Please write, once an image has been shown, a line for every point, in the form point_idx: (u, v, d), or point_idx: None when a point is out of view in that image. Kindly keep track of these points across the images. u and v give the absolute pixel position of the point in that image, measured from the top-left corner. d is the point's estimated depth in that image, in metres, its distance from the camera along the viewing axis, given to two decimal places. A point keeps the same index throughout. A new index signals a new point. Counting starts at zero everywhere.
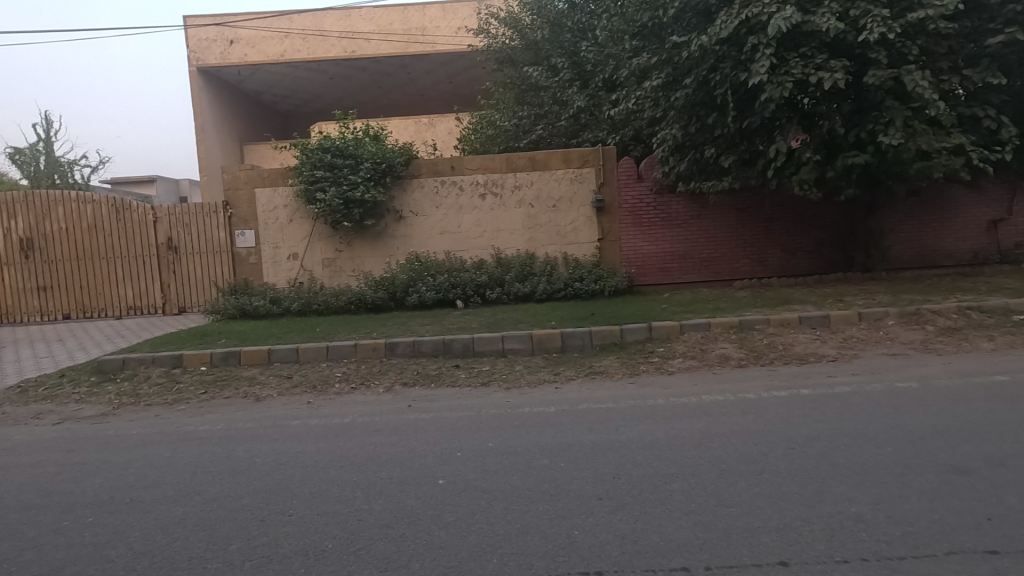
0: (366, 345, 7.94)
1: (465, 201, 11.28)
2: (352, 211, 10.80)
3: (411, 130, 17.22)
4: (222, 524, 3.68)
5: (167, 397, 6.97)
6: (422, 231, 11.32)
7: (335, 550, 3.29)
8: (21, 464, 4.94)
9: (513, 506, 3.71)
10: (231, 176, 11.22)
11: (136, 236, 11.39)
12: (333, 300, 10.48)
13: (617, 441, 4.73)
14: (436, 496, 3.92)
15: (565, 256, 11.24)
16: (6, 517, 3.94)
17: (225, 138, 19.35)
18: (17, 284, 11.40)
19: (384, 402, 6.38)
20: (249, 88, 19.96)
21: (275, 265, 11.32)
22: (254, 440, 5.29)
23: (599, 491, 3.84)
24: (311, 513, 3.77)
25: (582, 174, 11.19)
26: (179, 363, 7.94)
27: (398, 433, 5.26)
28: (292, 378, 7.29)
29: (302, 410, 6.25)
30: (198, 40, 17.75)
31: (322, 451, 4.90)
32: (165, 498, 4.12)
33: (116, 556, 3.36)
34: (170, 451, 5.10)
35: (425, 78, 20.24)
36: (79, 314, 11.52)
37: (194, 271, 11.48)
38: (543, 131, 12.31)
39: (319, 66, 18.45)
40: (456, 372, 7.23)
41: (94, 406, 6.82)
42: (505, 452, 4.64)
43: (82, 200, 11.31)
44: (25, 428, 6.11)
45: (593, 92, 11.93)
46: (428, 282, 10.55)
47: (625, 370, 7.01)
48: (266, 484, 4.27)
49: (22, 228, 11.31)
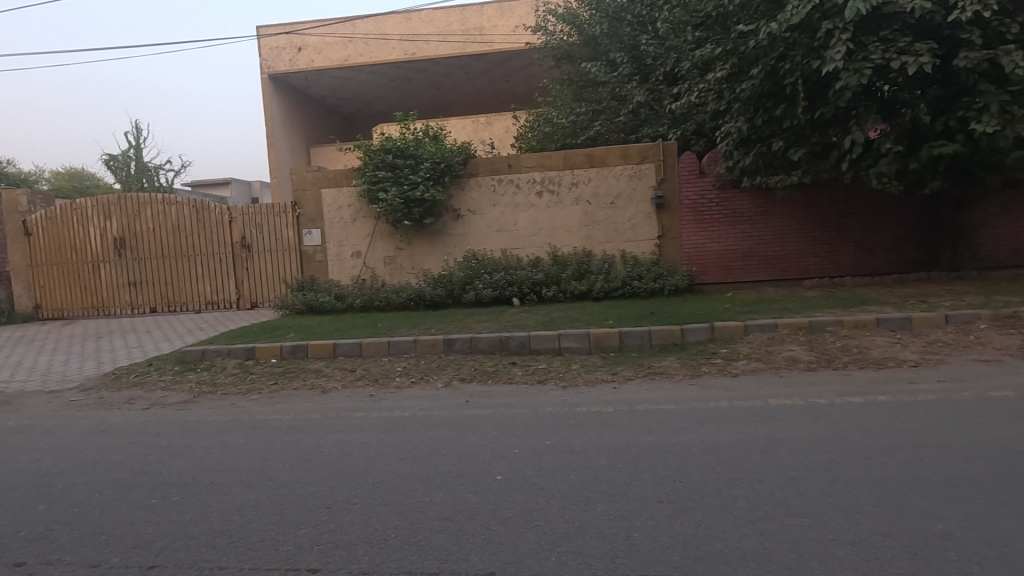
0: (425, 341, 8.14)
1: (522, 199, 11.31)
2: (412, 210, 11.08)
3: (468, 129, 17.47)
4: (292, 509, 3.87)
5: (241, 386, 7.41)
6: (480, 230, 11.45)
7: (397, 540, 3.39)
8: (114, 446, 5.37)
9: (571, 505, 3.68)
10: (299, 178, 11.76)
11: (214, 235, 12.13)
12: (393, 296, 10.79)
13: (678, 443, 4.61)
14: (494, 491, 3.96)
15: (623, 254, 11.06)
16: (103, 493, 4.31)
17: (294, 142, 20.30)
18: (111, 279, 12.41)
19: (442, 397, 6.49)
20: (316, 93, 20.84)
21: (339, 262, 11.77)
22: (321, 430, 5.53)
23: (658, 494, 3.76)
24: (374, 502, 3.90)
25: (641, 170, 10.97)
26: (252, 355, 8.41)
27: (457, 428, 5.34)
28: (355, 372, 7.57)
29: (364, 403, 6.46)
30: (269, 48, 18.71)
31: (385, 443, 5.04)
32: (240, 482, 4.38)
33: (198, 534, 3.59)
34: (245, 438, 5.42)
35: (482, 77, 20.43)
36: (164, 308, 12.42)
37: (265, 268, 12.10)
38: (601, 128, 12.12)
39: (381, 70, 19.02)
40: (513, 369, 7.26)
41: (178, 393, 7.34)
42: (562, 450, 4.63)
43: (167, 202, 12.17)
44: (119, 412, 6.66)
45: (653, 86, 11.67)
46: (485, 279, 10.67)
47: (685, 371, 6.82)
48: (333, 473, 4.45)
49: (115, 228, 12.28)
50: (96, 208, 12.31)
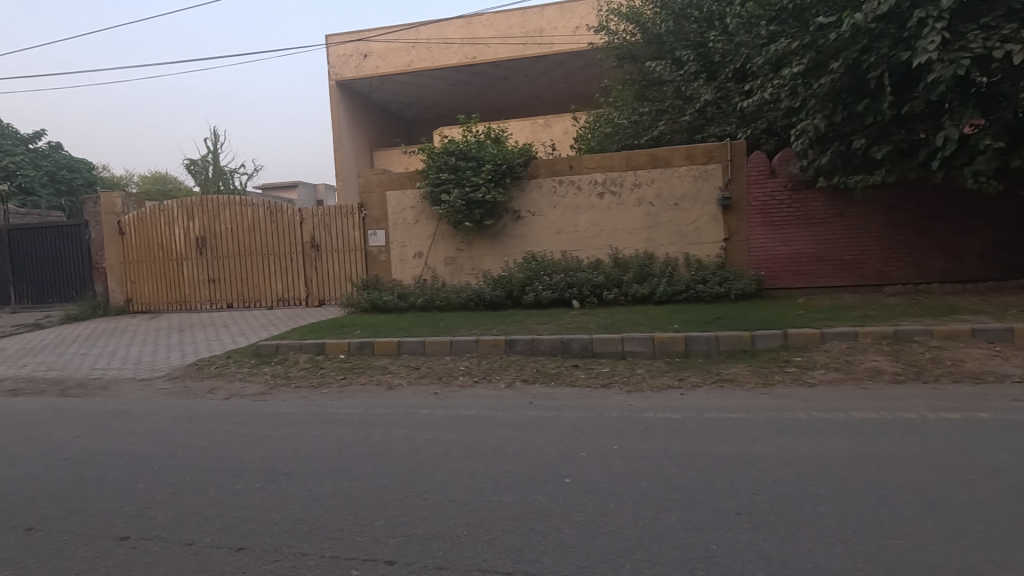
0: (487, 341, 8.21)
1: (583, 200, 11.23)
2: (473, 211, 11.21)
3: (528, 131, 17.52)
4: (366, 500, 3.99)
5: (313, 380, 7.72)
6: (540, 231, 11.45)
7: (469, 537, 3.42)
8: (201, 432, 5.73)
9: (643, 512, 3.60)
10: (365, 180, 12.15)
11: (286, 235, 12.72)
12: (454, 296, 10.95)
13: (753, 454, 4.42)
14: (564, 494, 3.93)
15: (687, 257, 10.77)
16: (193, 476, 4.59)
17: (358, 146, 21.01)
18: (193, 276, 13.24)
19: (506, 397, 6.52)
20: (379, 98, 21.49)
21: (402, 262, 12.07)
22: (389, 425, 5.68)
23: (736, 506, 3.62)
24: (445, 499, 3.95)
25: (707, 170, 10.65)
26: (321, 350, 8.77)
27: (521, 429, 5.34)
28: (419, 369, 7.73)
29: (429, 400, 6.58)
30: (337, 55, 19.44)
31: (452, 441, 5.11)
32: (316, 472, 4.56)
33: (281, 520, 3.77)
34: (319, 430, 5.64)
35: (542, 79, 20.45)
36: (239, 304, 13.14)
37: (333, 267, 12.58)
38: (665, 128, 11.84)
39: (443, 74, 19.39)
40: (575, 372, 7.22)
41: (255, 384, 7.75)
42: (630, 456, 4.53)
43: (243, 204, 12.87)
44: (204, 400, 7.11)
45: (721, 84, 11.29)
46: (545, 281, 10.63)
47: (757, 379, 6.53)
48: (402, 467, 4.55)
49: (197, 228, 13.09)
50: (180, 209, 13.17)
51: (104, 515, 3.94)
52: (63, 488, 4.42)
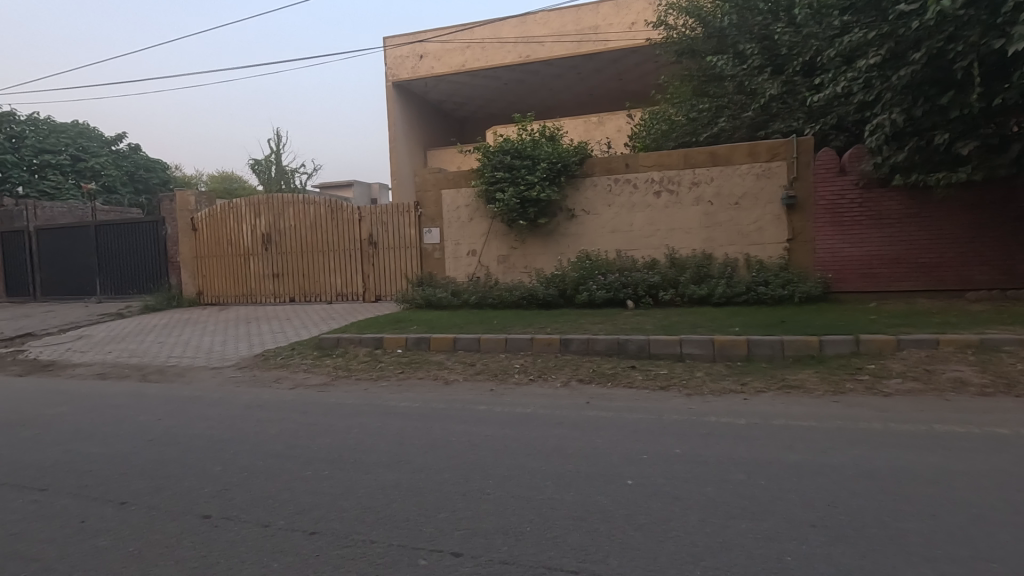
0: (541, 339, 8.22)
1: (639, 199, 11.06)
2: (527, 210, 11.23)
3: (581, 129, 17.41)
4: (429, 492, 4.08)
5: (372, 373, 7.95)
6: (594, 231, 11.35)
7: (532, 533, 3.43)
8: (270, 419, 6.02)
9: (710, 518, 3.52)
10: (422, 179, 12.39)
11: (346, 233, 13.14)
12: (507, 294, 10.99)
13: (826, 464, 4.24)
14: (626, 495, 3.89)
15: (747, 258, 10.43)
16: (265, 461, 4.82)
17: (413, 145, 21.43)
18: (259, 271, 13.88)
19: (562, 396, 6.50)
20: (434, 99, 21.86)
21: (456, 260, 12.23)
22: (448, 420, 5.77)
23: (810, 517, 3.47)
24: (506, 494, 3.99)
25: (770, 168, 10.28)
26: (380, 344, 9.01)
27: (579, 429, 5.32)
28: (475, 366, 7.83)
29: (485, 396, 6.66)
30: (394, 57, 19.88)
31: (510, 437, 5.15)
32: (380, 462, 4.68)
33: (350, 507, 3.90)
34: (380, 422, 5.80)
35: (595, 77, 20.25)
36: (301, 299, 13.68)
37: (389, 264, 12.90)
38: (725, 125, 11.45)
39: (496, 74, 19.51)
40: (632, 373, 7.12)
41: (318, 375, 8.07)
42: (694, 460, 4.43)
43: (306, 202, 13.37)
44: (271, 389, 7.45)
45: (788, 78, 10.83)
46: (599, 280, 10.51)
47: (826, 387, 6.24)
48: (463, 462, 4.62)
49: (263, 224, 13.70)
50: (248, 207, 13.82)
51: (187, 493, 4.19)
52: (150, 467, 4.74)
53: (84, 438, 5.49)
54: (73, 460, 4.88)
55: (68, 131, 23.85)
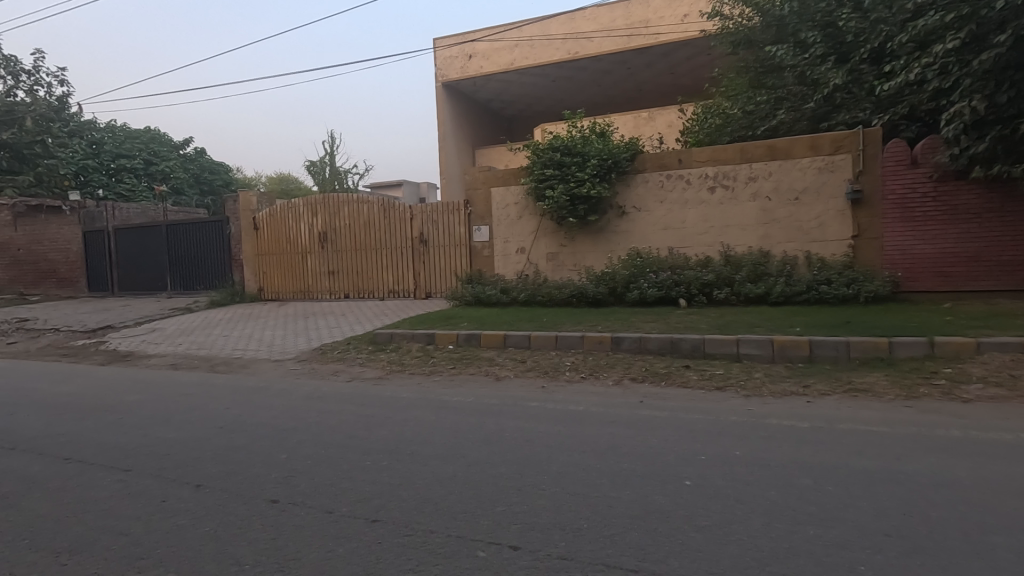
0: (592, 337, 8.16)
1: (692, 195, 10.80)
2: (577, 207, 11.15)
3: (631, 125, 17.15)
4: (485, 485, 4.12)
5: (425, 368, 8.11)
6: (646, 228, 11.17)
7: (590, 530, 3.42)
8: (330, 410, 6.24)
9: (775, 523, 3.40)
10: (472, 178, 12.51)
11: (398, 231, 13.44)
12: (556, 292, 10.95)
13: (900, 472, 4.02)
14: (684, 496, 3.81)
15: (807, 255, 10.01)
16: (327, 450, 5.00)
17: (462, 144, 21.67)
18: (316, 268, 14.38)
19: (614, 395, 6.43)
20: (482, 98, 22.04)
21: (505, 257, 12.29)
22: (500, 415, 5.82)
23: (884, 526, 3.31)
24: (562, 491, 3.98)
25: (834, 162, 9.83)
26: (432, 340, 9.18)
27: (633, 428, 5.25)
28: (525, 363, 7.86)
29: (536, 393, 6.67)
30: (443, 58, 20.14)
31: (563, 434, 5.15)
32: (436, 455, 4.78)
33: (408, 497, 3.99)
34: (435, 415, 5.91)
35: (646, 71, 19.89)
36: (355, 295, 14.09)
37: (439, 262, 13.12)
38: (785, 117, 11.06)
39: (545, 71, 19.46)
40: (686, 373, 6.98)
41: (373, 369, 8.30)
42: (755, 463, 4.29)
43: (360, 201, 13.75)
44: (330, 381, 7.73)
45: (854, 66, 10.23)
46: (651, 278, 10.31)
47: (897, 391, 5.91)
48: (516, 457, 4.65)
49: (319, 224, 14.19)
50: (305, 207, 14.34)
51: (255, 478, 4.40)
52: (221, 452, 5.00)
53: (161, 424, 5.85)
54: (151, 444, 5.21)
55: (141, 137, 25.43)
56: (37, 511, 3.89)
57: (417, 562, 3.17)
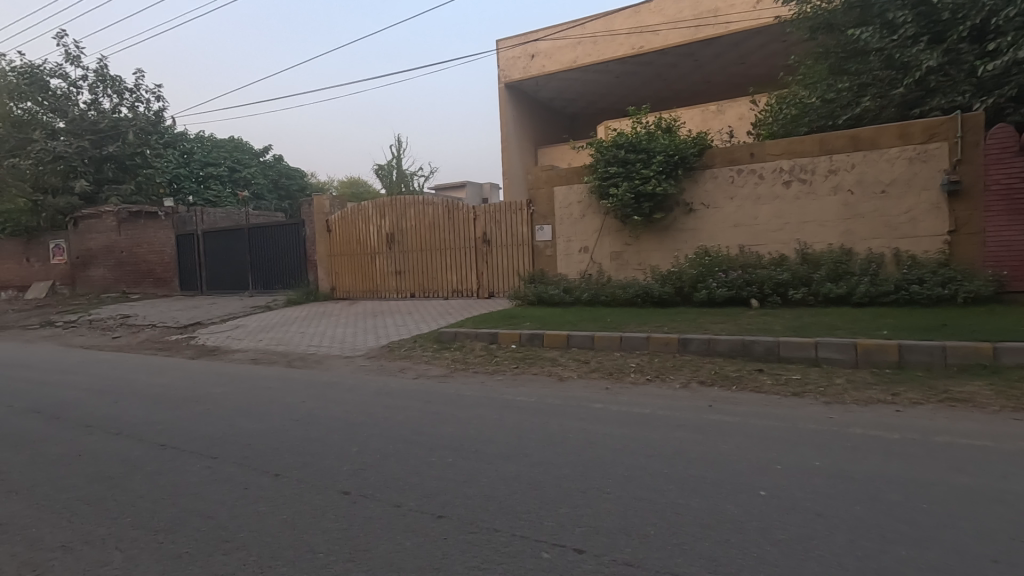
0: (658, 338, 7.95)
1: (765, 190, 10.29)
2: (642, 204, 10.89)
3: (699, 119, 16.57)
4: (548, 486, 4.10)
5: (488, 367, 8.19)
6: (715, 226, 10.76)
7: (657, 538, 3.32)
8: (397, 406, 6.43)
9: (861, 541, 3.17)
10: (535, 177, 12.51)
11: (462, 231, 13.66)
12: (620, 291, 10.73)
13: (1008, 492, 3.64)
14: (760, 507, 3.62)
15: (895, 253, 9.30)
16: (396, 445, 5.15)
17: (524, 144, 21.71)
18: (384, 268, 14.88)
19: (682, 398, 6.23)
20: (545, 97, 22.01)
21: (567, 257, 12.19)
22: (563, 416, 5.78)
23: (990, 551, 3.00)
24: (627, 495, 3.89)
25: (926, 151, 9.08)
26: (495, 339, 9.26)
27: (701, 433, 5.06)
28: (589, 363, 7.77)
29: (600, 394, 6.58)
30: (506, 59, 20.26)
31: (628, 437, 5.04)
32: (500, 454, 4.80)
33: (473, 494, 4.04)
34: (498, 414, 5.96)
35: (715, 62, 19.16)
36: (420, 294, 14.46)
37: (502, 261, 13.22)
38: (870, 104, 10.25)
39: (608, 67, 19.16)
40: (760, 377, 6.66)
41: (438, 366, 8.48)
42: (838, 475, 4.02)
43: (425, 203, 14.08)
44: (397, 378, 7.97)
45: (950, 46, 9.42)
46: (720, 277, 9.90)
47: (1003, 402, 5.36)
48: (580, 458, 4.60)
49: (387, 225, 14.67)
50: (374, 208, 14.85)
51: (328, 470, 4.60)
52: (297, 444, 5.26)
53: (244, 415, 6.23)
54: (236, 434, 5.56)
55: (227, 146, 27.35)
56: (138, 492, 4.25)
57: (482, 560, 3.19)
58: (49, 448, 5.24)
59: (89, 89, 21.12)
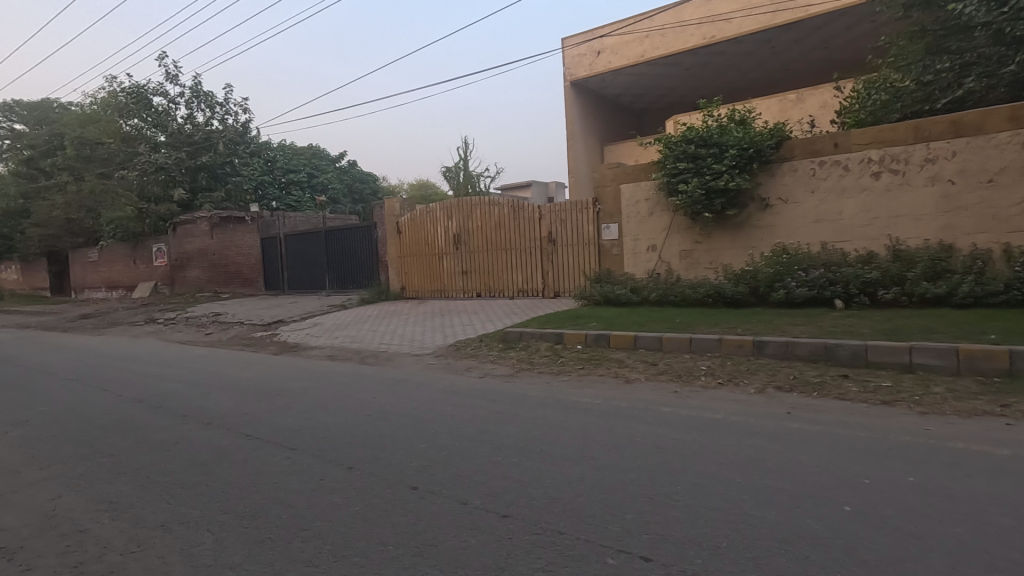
0: (731, 341, 7.61)
1: (851, 183, 9.61)
2: (714, 201, 10.47)
3: (776, 109, 15.74)
4: (615, 491, 4.03)
5: (554, 367, 8.16)
6: (794, 222, 10.17)
7: (729, 550, 3.17)
8: (464, 404, 6.54)
9: (964, 566, 2.88)
10: (600, 175, 12.32)
11: (528, 231, 13.71)
12: (690, 291, 10.35)
13: None
14: (845, 524, 3.37)
15: (1004, 248, 8.42)
16: (462, 442, 5.24)
17: (591, 142, 21.43)
18: (451, 268, 15.18)
19: (757, 404, 5.92)
20: (611, 94, 21.65)
21: (635, 256, 11.92)
22: (631, 419, 5.65)
23: None
24: (698, 504, 3.75)
25: None
26: (560, 339, 9.21)
27: (778, 441, 4.79)
28: (657, 366, 7.55)
29: (669, 398, 6.38)
30: (572, 56, 20.10)
31: (699, 443, 4.85)
32: (565, 455, 4.77)
33: (537, 496, 4.02)
34: (564, 415, 5.91)
35: (794, 48, 18.11)
36: (486, 294, 14.64)
37: (567, 261, 13.15)
38: (975, 85, 9.41)
39: (678, 60, 18.56)
40: (845, 384, 6.22)
41: (503, 366, 8.55)
42: (937, 493, 3.68)
43: (491, 203, 14.24)
44: (464, 376, 8.11)
45: None
46: (799, 276, 9.32)
47: None
48: (647, 464, 4.48)
49: (454, 225, 14.95)
50: (442, 210, 15.18)
51: (398, 465, 4.75)
52: (370, 438, 5.47)
53: (321, 410, 6.56)
54: (313, 427, 5.86)
55: (306, 153, 29.01)
56: (226, 479, 4.57)
57: (546, 562, 3.17)
58: (151, 435, 5.75)
59: (185, 104, 23.00)
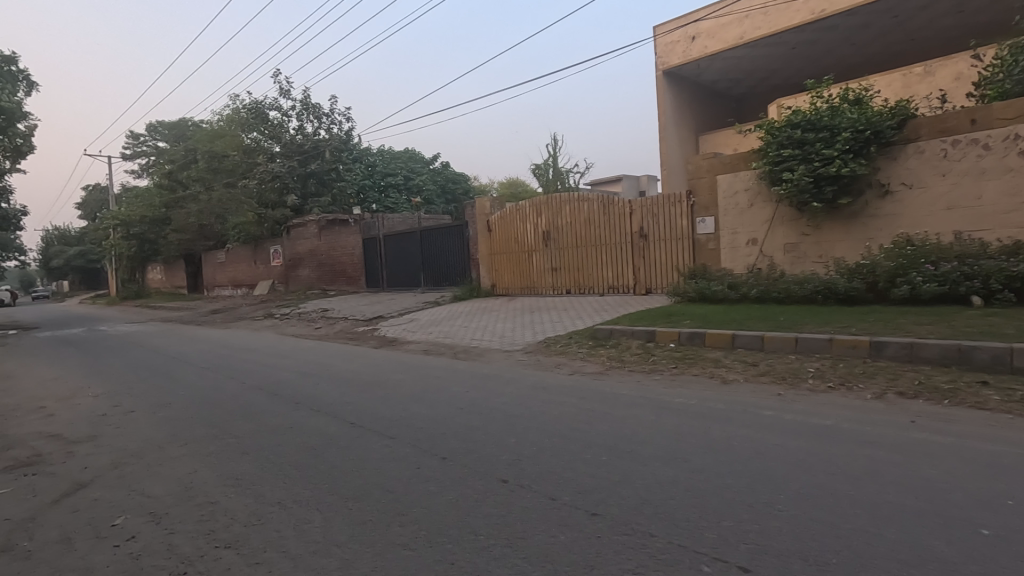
0: (845, 341, 6.98)
1: (993, 163, 8.49)
2: (823, 189, 9.65)
3: (898, 84, 14.21)
4: (709, 496, 3.85)
5: (645, 366, 7.94)
6: (921, 209, 9.15)
7: (841, 568, 2.92)
8: (553, 401, 6.56)
9: None
10: (695, 166, 11.79)
11: (618, 227, 13.45)
12: (795, 287, 9.60)
13: None
14: (982, 549, 2.99)
15: None
16: (551, 439, 5.26)
17: (685, 132, 20.56)
18: (540, 265, 15.24)
19: (874, 411, 5.39)
20: (707, 80, 20.62)
21: (733, 250, 11.30)
22: (728, 422, 5.36)
23: None
24: (803, 516, 3.48)
25: None
26: (652, 337, 8.95)
27: (900, 453, 4.34)
28: (758, 366, 7.11)
29: (771, 401, 5.98)
30: (664, 44, 19.36)
31: (805, 451, 4.51)
32: (658, 457, 4.63)
33: (627, 496, 3.94)
34: (655, 416, 5.74)
35: (919, 16, 16.25)
36: (576, 291, 14.55)
37: (660, 256, 12.74)
38: None
39: (782, 39, 17.29)
40: (983, 391, 5.51)
41: (593, 363, 8.47)
42: None
43: (580, 199, 14.15)
44: (553, 373, 8.13)
45: None
46: (926, 270, 8.34)
47: None
48: (747, 470, 4.23)
49: (543, 222, 15.02)
50: (531, 207, 15.28)
51: (488, 458, 4.85)
52: (462, 431, 5.65)
53: (417, 402, 6.86)
54: (409, 418, 6.15)
55: (402, 157, 30.47)
56: (332, 463, 4.90)
57: (637, 564, 3.11)
58: (269, 420, 6.32)
59: (297, 116, 24.98)
